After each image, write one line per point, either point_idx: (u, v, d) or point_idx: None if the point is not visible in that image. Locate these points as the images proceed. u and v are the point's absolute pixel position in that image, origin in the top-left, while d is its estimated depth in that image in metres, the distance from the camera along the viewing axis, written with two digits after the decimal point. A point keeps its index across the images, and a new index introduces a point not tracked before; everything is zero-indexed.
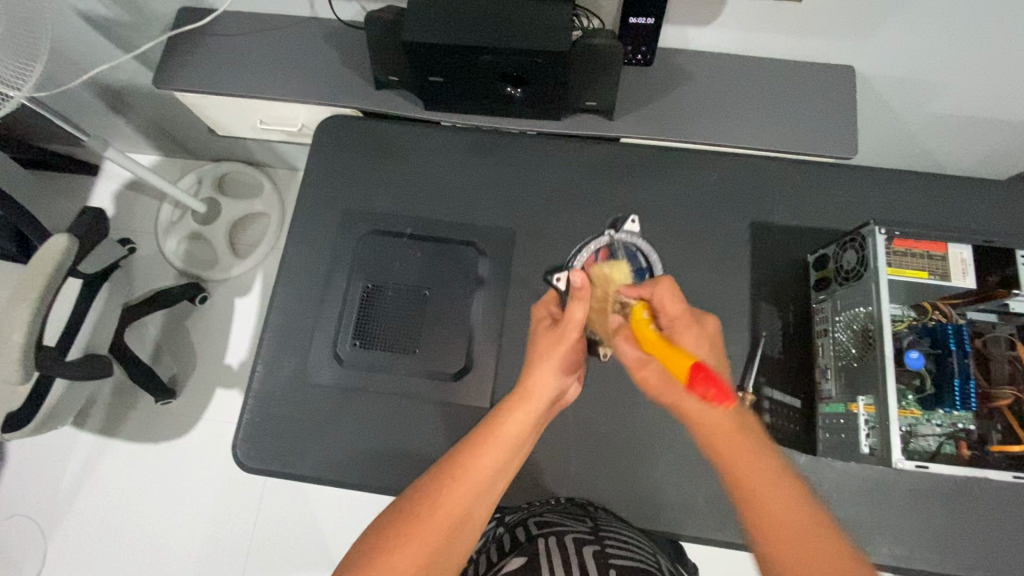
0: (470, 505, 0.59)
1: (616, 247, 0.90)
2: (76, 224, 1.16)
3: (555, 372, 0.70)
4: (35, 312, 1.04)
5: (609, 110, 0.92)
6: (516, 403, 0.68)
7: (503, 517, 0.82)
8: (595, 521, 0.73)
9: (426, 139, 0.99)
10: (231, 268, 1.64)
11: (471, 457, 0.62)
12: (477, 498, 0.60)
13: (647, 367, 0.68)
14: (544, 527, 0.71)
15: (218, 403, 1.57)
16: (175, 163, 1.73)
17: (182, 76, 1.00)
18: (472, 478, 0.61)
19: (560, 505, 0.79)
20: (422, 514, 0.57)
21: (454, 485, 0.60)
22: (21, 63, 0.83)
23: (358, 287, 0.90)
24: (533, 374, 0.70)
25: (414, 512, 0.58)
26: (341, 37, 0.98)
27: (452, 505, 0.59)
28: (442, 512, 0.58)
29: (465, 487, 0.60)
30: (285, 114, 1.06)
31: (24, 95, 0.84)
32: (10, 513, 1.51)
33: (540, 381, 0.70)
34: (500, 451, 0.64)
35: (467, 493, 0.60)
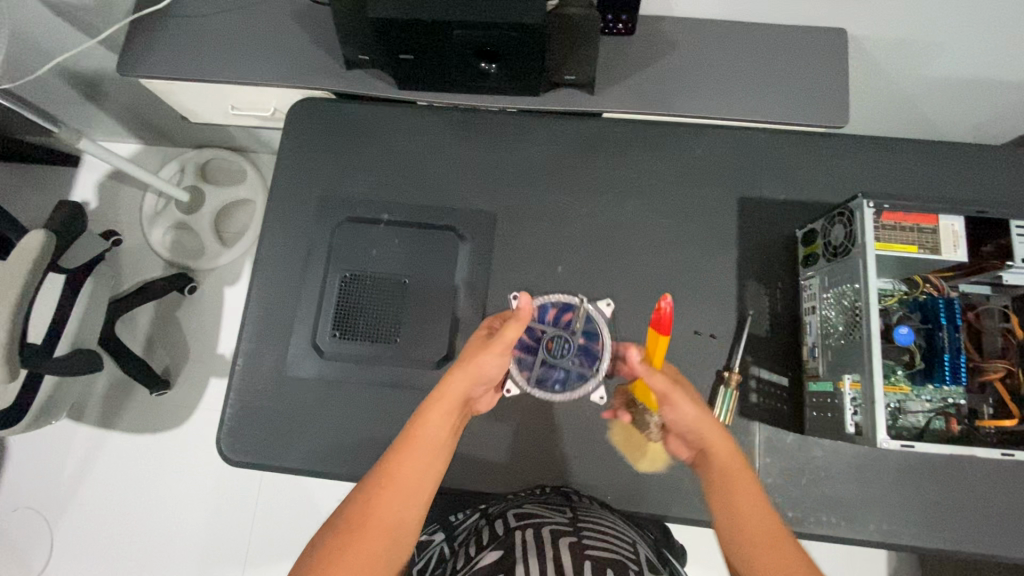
0: (401, 510, 0.62)
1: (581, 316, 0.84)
2: (54, 219, 1.14)
3: (468, 379, 0.71)
4: (16, 310, 1.03)
5: (589, 84, 0.89)
6: (429, 405, 0.69)
7: (488, 507, 0.83)
8: (574, 511, 0.74)
9: (400, 119, 0.95)
10: (219, 257, 1.62)
11: (394, 462, 0.65)
12: (407, 503, 0.63)
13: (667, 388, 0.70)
14: (523, 519, 0.72)
15: (213, 393, 1.57)
16: (157, 152, 1.71)
17: (146, 63, 0.96)
18: (397, 485, 0.63)
19: (541, 495, 0.79)
20: (355, 530, 0.59)
21: (382, 495, 0.62)
22: None
23: (337, 276, 0.88)
24: (447, 380, 0.71)
25: (348, 527, 0.60)
26: (308, 15, 0.94)
27: (385, 514, 0.61)
28: (377, 522, 0.60)
29: (395, 492, 0.63)
30: (256, 99, 1.03)
31: None
32: (15, 505, 1.54)
33: (452, 388, 0.70)
34: (420, 455, 0.66)
35: (395, 503, 0.62)
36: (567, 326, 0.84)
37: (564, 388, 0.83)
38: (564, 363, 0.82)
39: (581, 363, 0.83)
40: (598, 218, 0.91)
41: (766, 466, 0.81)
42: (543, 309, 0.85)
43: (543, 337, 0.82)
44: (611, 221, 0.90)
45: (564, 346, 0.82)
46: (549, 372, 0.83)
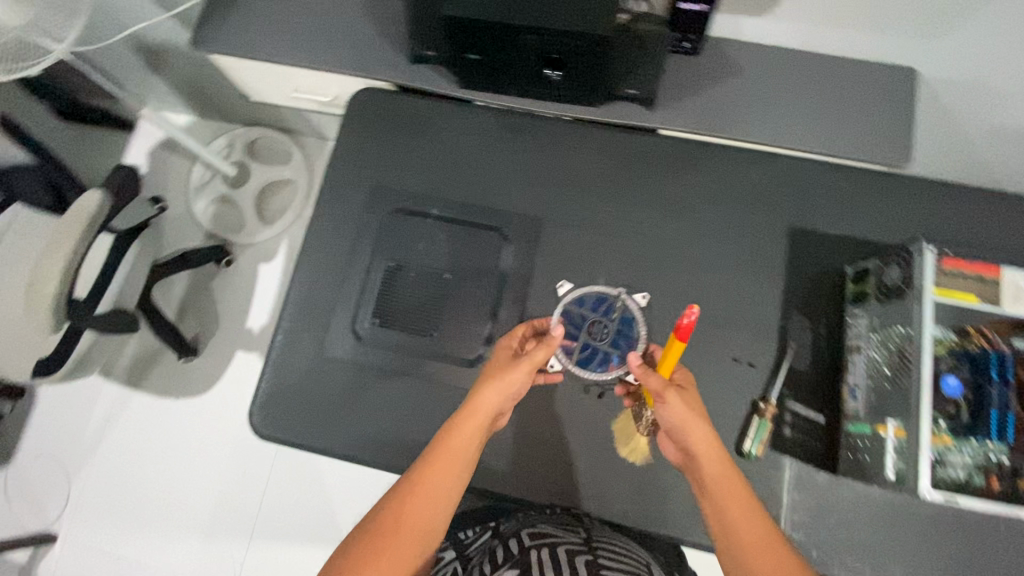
0: (429, 518, 0.65)
1: (616, 305, 0.88)
2: (111, 181, 1.17)
3: (499, 395, 0.71)
4: (67, 265, 1.06)
5: (650, 99, 0.89)
6: (461, 420, 0.70)
7: (499, 527, 0.87)
8: (588, 533, 0.77)
9: (457, 116, 0.96)
10: (258, 233, 1.66)
11: (424, 475, 0.67)
12: (434, 513, 0.66)
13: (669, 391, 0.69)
14: (537, 539, 0.75)
15: (238, 365, 1.60)
16: (208, 125, 1.76)
17: (218, 40, 0.99)
18: (429, 496, 0.66)
19: (552, 515, 0.83)
20: (388, 536, 0.63)
21: (413, 506, 0.65)
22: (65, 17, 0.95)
23: (381, 266, 0.90)
24: (477, 395, 0.71)
25: (379, 531, 0.64)
26: (376, 6, 0.96)
27: (415, 522, 0.65)
28: (407, 532, 0.64)
29: (423, 503, 0.65)
30: (316, 84, 1.05)
31: (66, 47, 0.95)
32: (37, 453, 1.59)
33: (483, 403, 0.70)
34: (450, 468, 0.67)
35: (426, 512, 0.65)
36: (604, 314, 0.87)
37: (603, 371, 0.85)
38: (604, 346, 0.86)
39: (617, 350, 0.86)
40: (643, 232, 0.90)
41: (793, 502, 0.80)
42: (589, 295, 0.88)
43: (586, 320, 0.87)
44: (658, 238, 0.90)
45: (605, 330, 0.87)
46: (590, 353, 0.86)
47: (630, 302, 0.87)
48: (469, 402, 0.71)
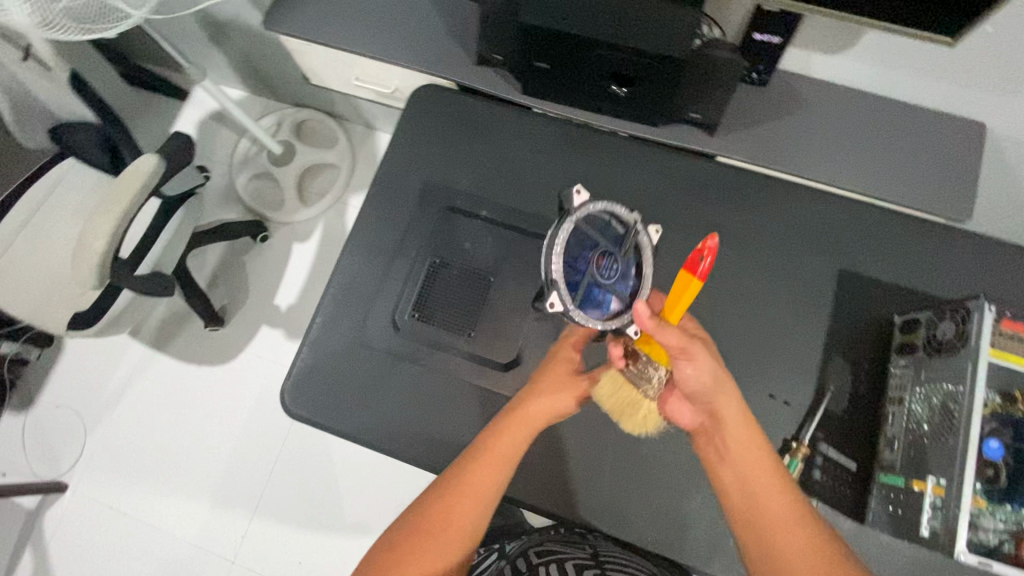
0: (472, 516, 0.69)
1: (627, 235, 0.74)
2: (167, 147, 1.20)
3: (554, 403, 0.75)
4: (117, 225, 1.09)
5: (712, 125, 0.89)
6: (509, 423, 0.74)
7: (503, 550, 0.95)
8: (593, 549, 0.86)
9: (516, 121, 0.96)
10: (296, 214, 1.68)
11: (468, 474, 0.70)
12: (476, 513, 0.69)
13: (690, 347, 0.65)
14: (545, 555, 0.83)
15: (262, 340, 1.62)
16: (260, 102, 1.79)
17: (290, 21, 1.01)
18: (473, 496, 0.69)
19: (558, 534, 0.91)
20: (435, 531, 0.68)
21: (458, 504, 0.69)
22: None
23: (425, 261, 0.90)
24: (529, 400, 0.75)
25: (426, 526, 0.68)
26: (450, 3, 0.97)
27: (459, 520, 0.68)
28: (452, 528, 0.68)
29: (462, 505, 0.69)
30: (379, 75, 1.06)
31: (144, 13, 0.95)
32: (58, 402, 1.62)
33: (535, 408, 0.74)
34: (494, 469, 0.71)
35: (469, 512, 0.69)
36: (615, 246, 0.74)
37: (601, 316, 0.73)
38: (608, 285, 0.73)
39: (620, 292, 0.74)
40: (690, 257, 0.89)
41: None
42: (594, 219, 0.75)
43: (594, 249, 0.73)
44: None
45: (611, 265, 0.74)
46: (594, 292, 0.73)
47: (643, 235, 0.74)
48: (519, 406, 0.75)
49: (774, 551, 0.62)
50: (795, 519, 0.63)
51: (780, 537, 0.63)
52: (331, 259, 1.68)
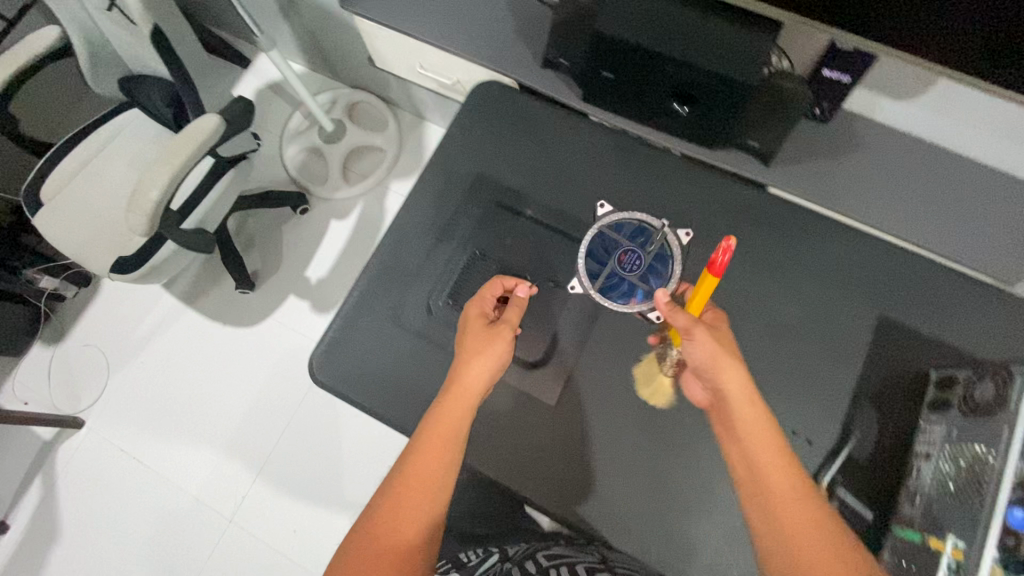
0: (424, 505, 0.66)
1: (657, 235, 0.85)
2: (228, 109, 1.24)
3: (485, 364, 0.74)
4: (173, 177, 1.12)
5: (770, 156, 0.89)
6: (448, 396, 0.73)
7: (507, 554, 0.92)
8: (602, 555, 0.86)
9: (572, 127, 0.97)
10: (337, 191, 1.72)
11: (412, 463, 0.68)
12: (429, 495, 0.66)
13: (695, 329, 0.71)
14: (557, 559, 0.84)
15: (288, 309, 1.66)
16: (318, 79, 1.84)
17: (364, 2, 1.04)
18: (423, 482, 0.67)
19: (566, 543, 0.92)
20: (381, 528, 0.64)
21: (409, 495, 0.66)
22: None
23: (466, 251, 0.92)
24: (466, 369, 0.74)
25: (375, 528, 0.64)
26: (522, 4, 0.99)
27: (410, 512, 0.65)
28: (404, 522, 0.64)
29: (430, 473, 0.67)
30: (443, 65, 1.09)
31: None
32: (86, 341, 1.67)
33: (470, 376, 0.74)
34: (437, 449, 0.69)
35: (418, 500, 0.66)
36: (643, 245, 0.85)
37: (623, 303, 0.83)
38: (632, 278, 0.83)
39: (646, 285, 0.83)
40: (729, 283, 0.89)
41: None
42: (630, 223, 0.87)
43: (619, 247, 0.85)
44: (742, 293, 0.88)
45: (637, 260, 0.84)
46: (616, 281, 0.84)
47: (671, 235, 0.85)
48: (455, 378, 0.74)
49: (783, 528, 0.60)
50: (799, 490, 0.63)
51: (787, 517, 0.61)
52: (366, 239, 1.71)
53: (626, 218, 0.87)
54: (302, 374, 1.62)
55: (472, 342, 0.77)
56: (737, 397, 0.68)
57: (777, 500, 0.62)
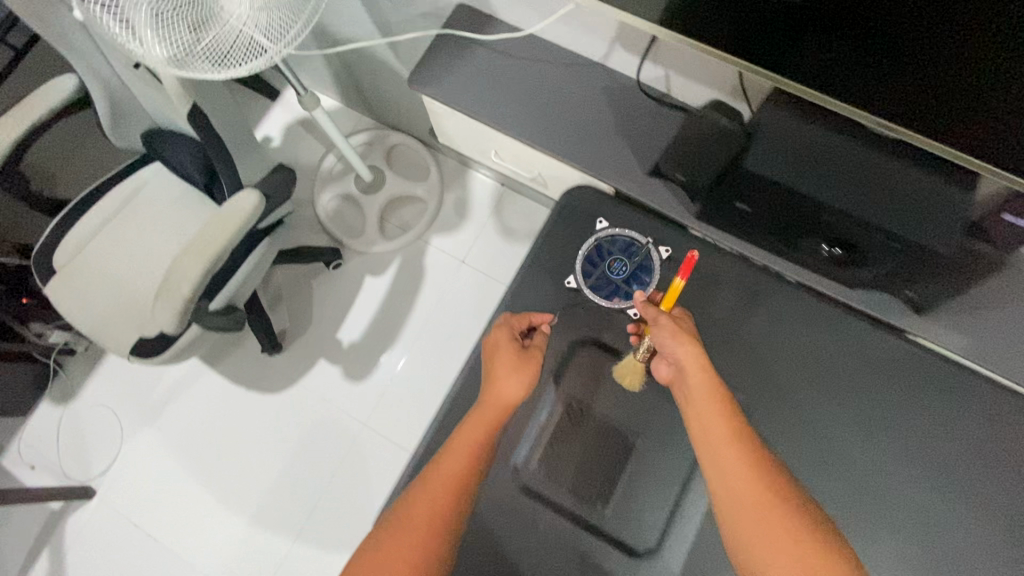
0: (449, 494, 0.70)
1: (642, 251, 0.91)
2: (270, 180, 1.10)
3: (515, 379, 0.79)
4: (209, 268, 0.98)
5: (927, 307, 0.77)
6: (480, 408, 0.78)
7: None
8: None
9: (688, 251, 0.85)
10: (374, 245, 1.57)
11: (443, 458, 0.74)
12: (455, 487, 0.71)
13: (660, 319, 0.74)
14: None
15: (318, 374, 1.52)
16: (351, 117, 1.68)
17: (437, 84, 0.90)
18: (450, 474, 0.72)
19: None
20: (410, 511, 0.70)
21: (436, 484, 0.71)
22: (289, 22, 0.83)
23: (563, 403, 0.87)
24: (497, 383, 0.79)
25: (405, 511, 0.70)
26: (624, 98, 0.86)
27: (435, 499, 0.70)
28: (430, 504, 0.70)
29: (443, 477, 0.71)
30: (525, 156, 0.96)
31: (277, 52, 0.82)
32: (99, 401, 1.55)
33: (502, 390, 0.78)
34: (466, 450, 0.73)
35: (442, 489, 0.71)
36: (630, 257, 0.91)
37: (610, 302, 0.90)
38: (621, 282, 0.91)
39: (628, 290, 0.90)
40: (859, 449, 0.81)
41: None
42: (623, 238, 0.92)
43: (610, 258, 0.91)
44: None
45: (622, 268, 0.91)
46: (604, 284, 0.91)
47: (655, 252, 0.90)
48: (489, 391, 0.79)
49: (731, 497, 0.63)
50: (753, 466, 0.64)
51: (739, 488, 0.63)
52: (404, 300, 1.56)
53: (621, 234, 0.92)
54: (332, 447, 1.49)
55: (501, 364, 0.81)
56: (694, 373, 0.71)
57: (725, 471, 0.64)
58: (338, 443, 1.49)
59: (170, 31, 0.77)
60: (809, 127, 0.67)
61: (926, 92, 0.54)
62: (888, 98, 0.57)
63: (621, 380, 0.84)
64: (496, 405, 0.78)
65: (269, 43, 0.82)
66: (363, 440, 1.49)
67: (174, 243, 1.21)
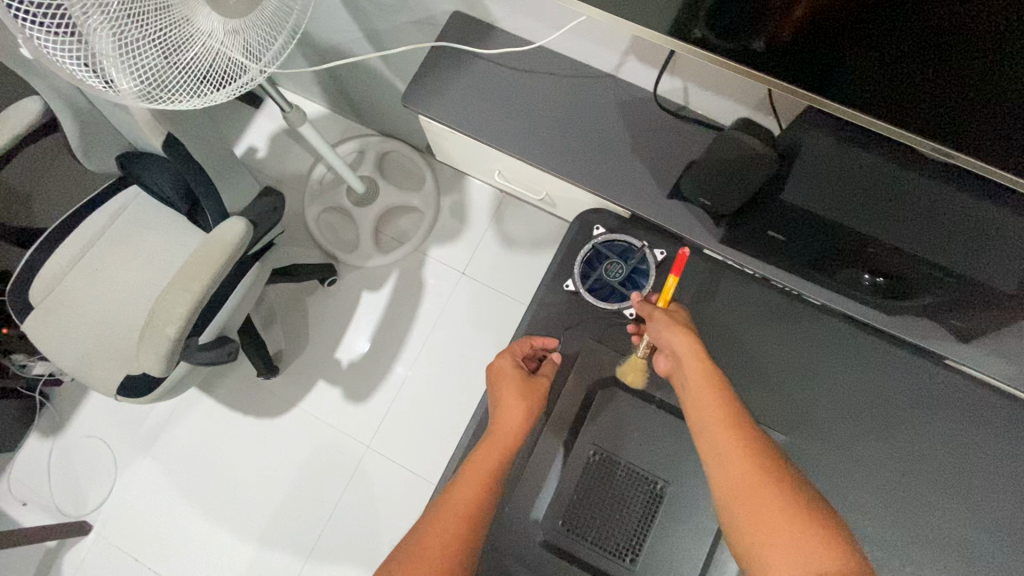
0: (457, 532, 0.64)
1: (637, 254, 0.86)
2: (257, 206, 1.03)
3: (522, 406, 0.74)
4: (194, 307, 0.91)
5: (970, 334, 0.72)
6: (485, 438, 0.73)
7: None
8: None
9: (709, 280, 0.82)
10: (370, 259, 1.50)
11: (449, 492, 0.68)
12: (462, 523, 0.65)
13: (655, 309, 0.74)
14: None
15: (317, 397, 1.46)
16: (339, 124, 1.59)
17: (434, 102, 0.84)
18: (456, 509, 0.66)
19: None
20: (414, 554, 0.63)
21: (442, 520, 0.65)
22: (268, 36, 0.77)
23: (586, 450, 0.78)
24: (503, 411, 0.75)
25: (410, 552, 0.63)
26: (638, 117, 0.81)
27: (441, 538, 0.64)
28: (436, 543, 0.63)
29: (450, 519, 0.65)
30: (531, 176, 0.90)
31: (261, 71, 0.77)
32: (90, 433, 1.48)
33: (508, 418, 0.74)
34: (473, 481, 0.68)
35: (448, 526, 0.65)
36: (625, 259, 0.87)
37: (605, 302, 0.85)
38: (617, 283, 0.85)
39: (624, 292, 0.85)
40: (901, 486, 0.76)
41: None
42: (619, 242, 0.87)
43: (605, 261, 0.87)
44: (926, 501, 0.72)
45: (618, 270, 0.86)
46: (599, 285, 0.86)
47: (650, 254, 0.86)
48: (494, 420, 0.74)
49: (722, 467, 0.59)
50: (747, 441, 0.60)
51: (731, 458, 0.59)
52: (403, 316, 1.49)
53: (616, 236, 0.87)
54: (333, 473, 1.42)
55: (506, 393, 0.76)
56: (688, 353, 0.68)
57: (716, 440, 0.61)
58: (340, 468, 1.42)
59: (138, 58, 0.68)
60: (853, 155, 0.65)
61: (970, 109, 0.51)
62: (920, 115, 0.54)
63: (626, 377, 0.80)
64: (503, 433, 0.73)
65: (249, 62, 0.76)
66: (366, 463, 1.42)
67: (156, 273, 1.13)
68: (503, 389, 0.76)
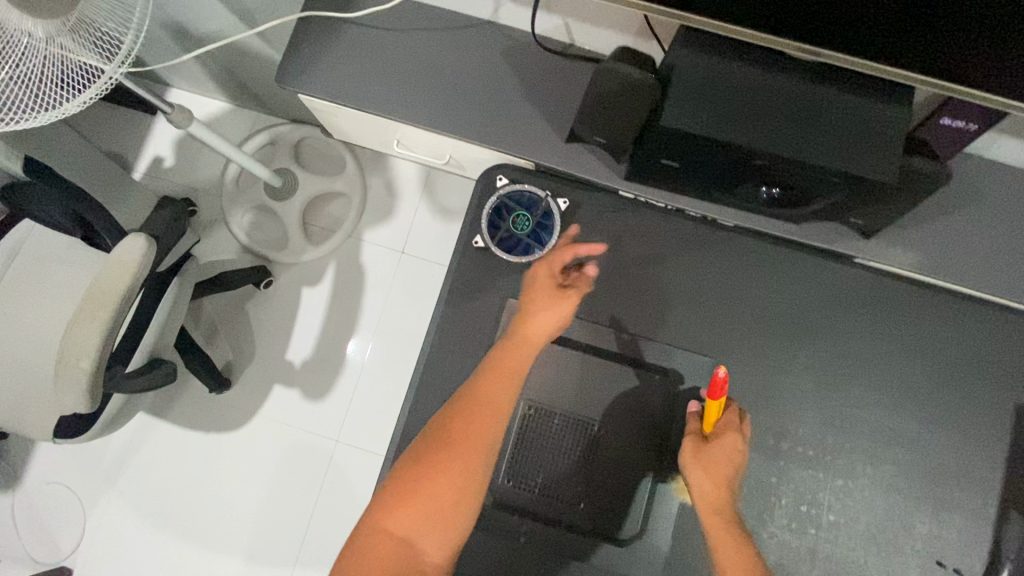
0: (491, 430, 0.64)
1: (541, 203, 0.84)
2: (156, 218, 0.98)
3: (552, 320, 0.70)
4: (106, 336, 0.86)
5: (870, 229, 0.77)
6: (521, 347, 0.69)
7: None
8: None
9: (620, 218, 0.83)
10: (303, 254, 1.45)
11: (484, 388, 0.66)
12: (497, 425, 0.64)
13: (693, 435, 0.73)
14: None
15: (275, 401, 1.44)
16: (243, 116, 1.50)
17: (311, 77, 0.79)
18: (494, 408, 0.65)
19: None
20: (446, 443, 0.63)
21: (476, 416, 0.64)
22: (119, 31, 0.70)
23: (519, 409, 0.78)
24: (538, 322, 0.70)
25: (445, 438, 0.63)
26: (521, 63, 0.79)
27: (477, 433, 0.63)
28: (473, 432, 0.63)
29: (485, 415, 0.64)
30: (429, 141, 0.87)
31: (119, 71, 0.70)
32: (48, 480, 1.44)
33: (539, 330, 0.70)
34: (508, 387, 0.66)
35: (486, 423, 0.64)
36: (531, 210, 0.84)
37: (514, 255, 0.83)
38: (525, 236, 0.83)
39: (531, 244, 0.83)
40: (823, 386, 0.79)
41: None
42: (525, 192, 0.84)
43: (512, 213, 0.84)
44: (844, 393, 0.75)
45: (525, 223, 0.84)
46: (507, 238, 0.84)
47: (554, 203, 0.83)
48: (530, 331, 0.70)
49: None
50: None
51: None
52: (348, 306, 1.46)
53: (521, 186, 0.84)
54: (307, 473, 1.41)
55: (535, 303, 0.71)
56: (715, 493, 0.69)
57: None
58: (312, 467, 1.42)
59: None
60: (725, 67, 0.64)
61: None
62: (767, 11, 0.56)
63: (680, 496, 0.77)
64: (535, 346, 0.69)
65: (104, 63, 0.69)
66: (338, 458, 1.41)
67: (68, 306, 1.07)
68: (535, 300, 0.71)
